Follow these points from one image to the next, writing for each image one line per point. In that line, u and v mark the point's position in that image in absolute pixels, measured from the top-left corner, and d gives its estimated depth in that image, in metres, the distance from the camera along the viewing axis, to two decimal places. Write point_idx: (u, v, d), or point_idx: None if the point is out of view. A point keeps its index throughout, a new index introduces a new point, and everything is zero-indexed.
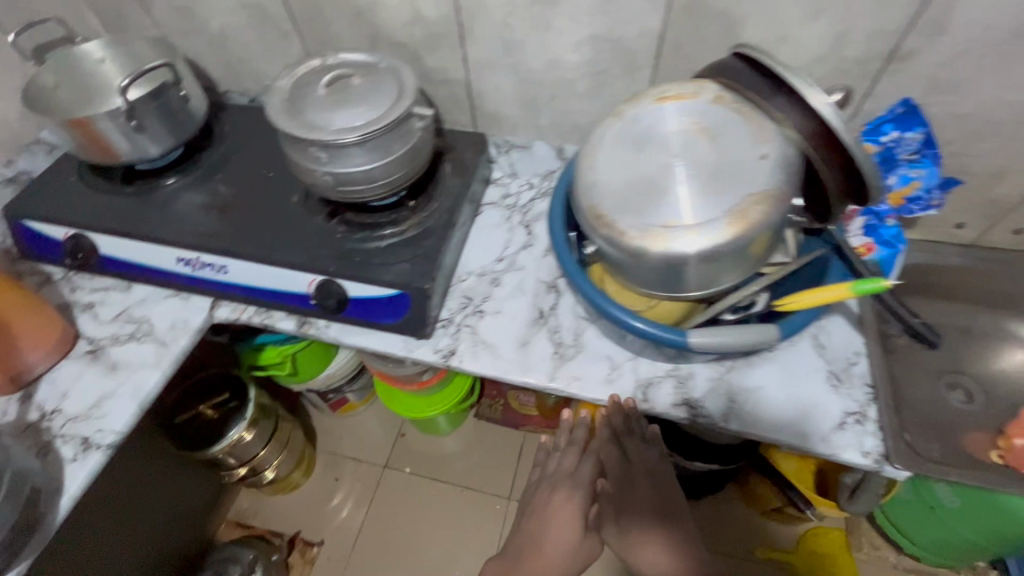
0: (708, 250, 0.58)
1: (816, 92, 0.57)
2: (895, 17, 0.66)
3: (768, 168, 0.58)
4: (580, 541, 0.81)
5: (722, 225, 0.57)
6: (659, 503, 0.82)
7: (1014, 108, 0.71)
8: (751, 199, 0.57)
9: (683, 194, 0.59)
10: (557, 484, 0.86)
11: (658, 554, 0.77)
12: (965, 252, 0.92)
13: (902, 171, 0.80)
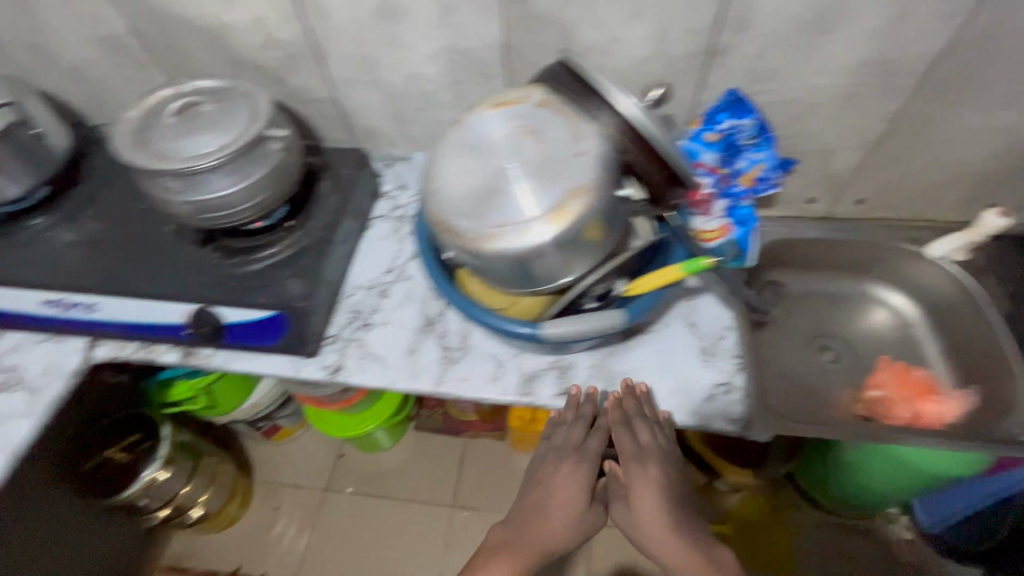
0: (535, 246, 0.61)
1: (624, 97, 0.63)
2: (702, 15, 0.71)
3: (586, 164, 0.62)
4: (584, 513, 0.80)
5: (546, 222, 0.61)
6: (670, 491, 0.77)
7: (825, 91, 0.78)
8: (570, 196, 0.61)
9: (512, 194, 0.62)
10: (564, 459, 0.81)
11: (664, 546, 0.74)
12: (817, 226, 1.01)
13: (747, 154, 0.85)
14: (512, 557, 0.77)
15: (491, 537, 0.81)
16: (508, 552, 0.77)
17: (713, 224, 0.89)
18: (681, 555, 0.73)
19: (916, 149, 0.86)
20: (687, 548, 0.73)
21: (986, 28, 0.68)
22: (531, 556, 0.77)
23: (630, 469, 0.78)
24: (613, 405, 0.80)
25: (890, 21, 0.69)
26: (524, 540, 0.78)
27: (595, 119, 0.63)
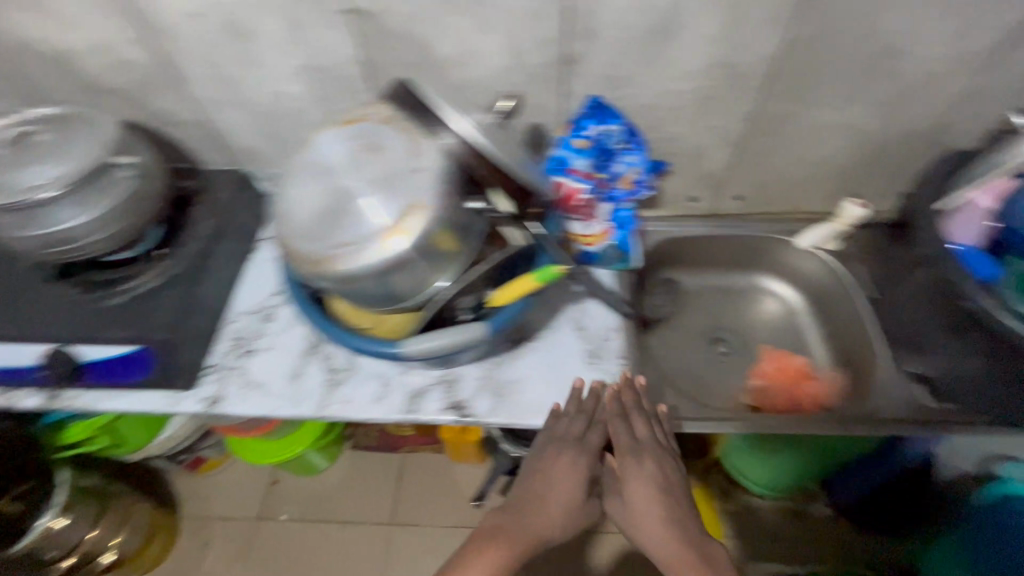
0: (375, 265, 0.61)
1: (457, 117, 0.62)
2: (550, 27, 0.72)
3: (423, 180, 0.62)
4: (581, 506, 0.73)
5: (383, 241, 0.61)
6: (667, 486, 0.73)
7: (681, 95, 0.81)
8: (407, 213, 0.61)
9: (352, 213, 0.62)
10: (562, 449, 0.75)
11: (664, 540, 0.69)
12: (703, 224, 1.04)
13: (623, 158, 0.87)
14: (504, 548, 0.68)
15: (480, 526, 0.72)
16: (499, 540, 0.69)
17: (595, 228, 0.91)
18: (680, 552, 0.68)
19: (778, 146, 0.90)
20: (687, 545, 0.68)
21: (815, 31, 0.71)
22: (522, 551, 0.69)
23: (627, 463, 0.74)
24: (612, 398, 0.79)
25: (725, 27, 0.71)
26: (520, 527, 0.70)
27: (433, 139, 0.63)
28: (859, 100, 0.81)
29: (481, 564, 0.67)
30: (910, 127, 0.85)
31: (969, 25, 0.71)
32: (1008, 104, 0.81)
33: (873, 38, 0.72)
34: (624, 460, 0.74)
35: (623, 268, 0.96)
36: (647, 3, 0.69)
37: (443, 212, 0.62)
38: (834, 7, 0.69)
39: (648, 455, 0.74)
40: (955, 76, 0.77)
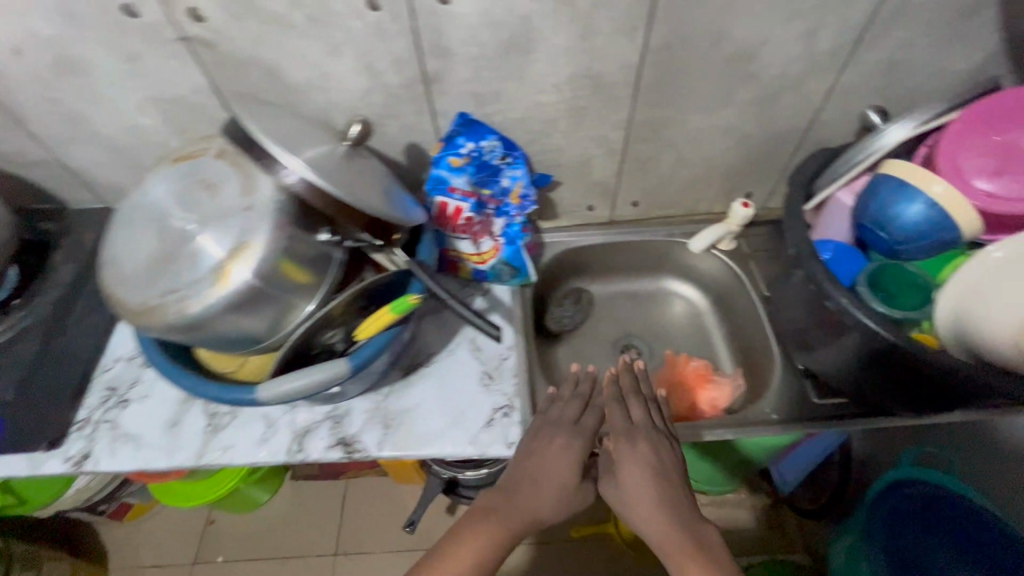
0: (206, 311, 0.58)
1: (285, 153, 0.58)
2: (401, 46, 0.70)
3: (253, 218, 0.59)
4: (574, 488, 0.67)
5: (211, 285, 0.58)
6: (663, 471, 0.66)
7: (553, 107, 0.80)
8: (237, 254, 0.58)
9: (178, 258, 0.58)
10: (555, 432, 0.71)
11: (657, 523, 0.61)
12: (603, 232, 1.04)
13: (509, 171, 0.86)
14: (485, 531, 0.62)
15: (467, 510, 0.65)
16: (482, 524, 0.63)
17: (484, 245, 0.89)
18: (673, 538, 0.60)
19: (661, 152, 0.89)
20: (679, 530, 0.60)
21: (669, 38, 0.71)
22: (507, 535, 0.63)
23: (622, 444, 0.68)
24: (610, 380, 0.76)
25: (580, 38, 0.70)
26: (510, 509, 0.64)
27: (266, 173, 0.59)
28: (729, 103, 0.81)
29: (456, 554, 0.60)
30: (784, 126, 0.86)
31: (819, 25, 0.71)
32: (871, 100, 0.82)
33: (729, 41, 0.72)
34: (619, 440, 0.69)
35: (518, 284, 0.95)
36: (495, 19, 0.67)
37: (290, 248, 0.60)
38: (684, 13, 0.68)
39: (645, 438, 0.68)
40: (816, 75, 0.78)
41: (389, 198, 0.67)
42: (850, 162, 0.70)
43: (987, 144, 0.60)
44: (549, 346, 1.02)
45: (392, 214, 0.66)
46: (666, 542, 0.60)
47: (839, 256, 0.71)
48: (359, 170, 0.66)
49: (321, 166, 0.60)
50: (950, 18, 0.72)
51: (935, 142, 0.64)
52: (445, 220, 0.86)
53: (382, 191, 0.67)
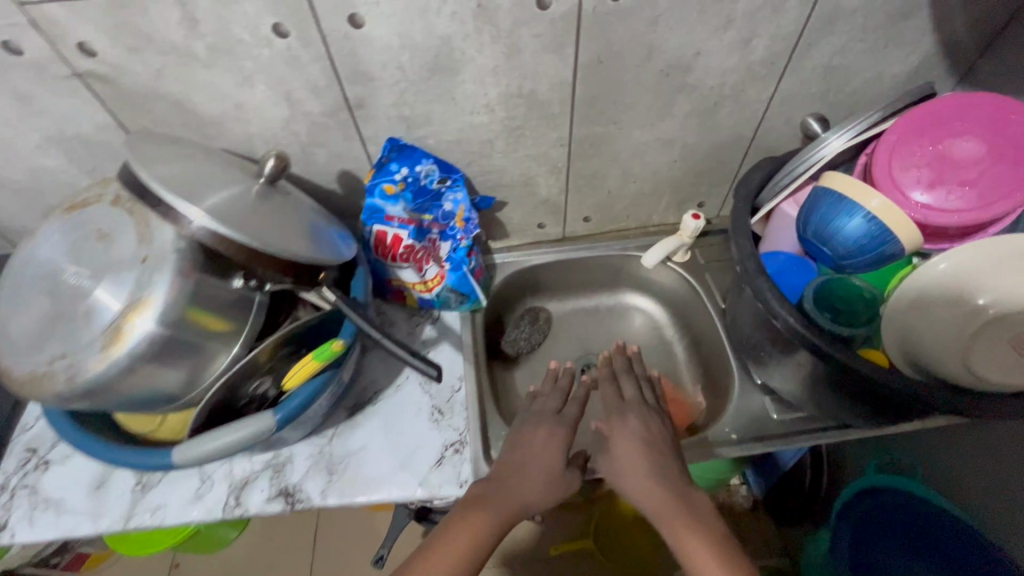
0: (98, 377, 0.53)
1: (182, 201, 0.52)
2: (318, 73, 0.66)
3: (148, 272, 0.54)
4: (562, 474, 0.66)
5: (100, 348, 0.53)
6: (653, 443, 0.66)
7: (488, 128, 0.76)
8: (128, 312, 0.53)
9: (66, 319, 0.54)
10: (539, 423, 0.71)
11: (650, 490, 0.62)
12: (556, 249, 1.01)
13: (450, 195, 0.82)
14: (480, 516, 0.59)
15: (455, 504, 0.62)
16: (475, 510, 0.60)
17: (427, 273, 0.85)
18: (667, 502, 0.60)
19: (606, 167, 0.87)
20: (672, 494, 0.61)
21: (600, 52, 0.68)
22: (501, 521, 0.60)
23: (613, 419, 0.70)
24: (602, 365, 0.79)
25: (507, 57, 0.67)
26: (498, 500, 0.61)
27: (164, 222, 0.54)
28: (670, 115, 0.79)
29: (449, 547, 0.57)
30: (729, 135, 0.84)
31: (752, 35, 0.69)
32: (813, 105, 0.81)
33: (662, 54, 0.70)
34: (610, 419, 0.70)
35: (468, 309, 0.91)
36: (414, 41, 0.64)
37: (202, 299, 0.57)
38: (613, 28, 0.65)
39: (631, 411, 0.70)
40: (755, 84, 0.76)
41: (310, 237, 0.63)
42: (794, 172, 0.68)
43: (924, 152, 0.58)
44: (507, 370, 0.98)
45: (314, 255, 0.61)
46: (660, 506, 0.60)
47: (785, 269, 0.69)
48: (274, 209, 0.61)
49: (228, 211, 0.55)
50: (883, 22, 0.70)
51: (873, 150, 0.62)
52: (385, 249, 0.82)
53: (303, 230, 0.63)
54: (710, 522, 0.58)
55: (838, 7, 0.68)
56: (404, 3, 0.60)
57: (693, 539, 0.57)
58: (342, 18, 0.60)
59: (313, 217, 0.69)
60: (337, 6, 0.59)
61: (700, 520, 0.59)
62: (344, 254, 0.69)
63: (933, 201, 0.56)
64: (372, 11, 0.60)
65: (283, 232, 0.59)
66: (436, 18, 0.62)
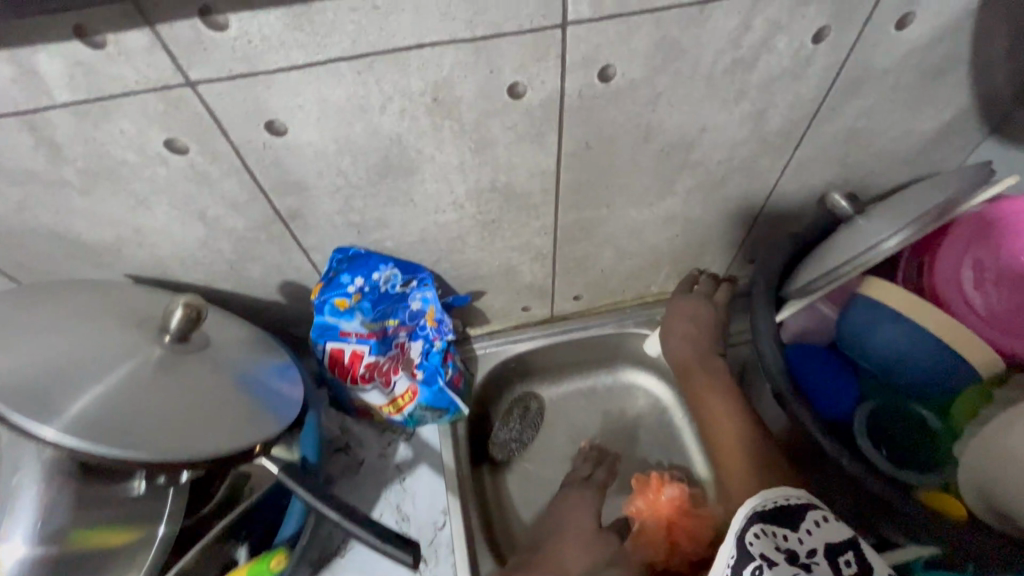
0: None
1: (37, 421, 0.39)
2: (235, 188, 0.52)
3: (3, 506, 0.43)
4: (595, 533, 0.70)
5: None
6: (699, 320, 0.76)
7: (458, 224, 0.63)
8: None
9: None
10: (567, 491, 0.76)
11: (683, 355, 0.73)
12: (544, 331, 0.88)
13: (417, 294, 0.68)
14: None
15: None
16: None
17: (396, 390, 0.70)
18: (690, 358, 0.73)
19: (598, 248, 0.74)
20: (700, 357, 0.73)
21: (587, 139, 0.56)
22: None
23: (670, 315, 0.78)
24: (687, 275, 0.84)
25: (475, 153, 0.54)
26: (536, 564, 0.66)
27: (18, 442, 0.44)
28: (671, 193, 0.67)
29: None
30: (738, 205, 0.72)
31: (767, 105, 0.58)
32: (835, 169, 0.70)
33: (662, 134, 0.58)
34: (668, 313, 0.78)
35: (448, 421, 0.77)
36: (356, 144, 0.50)
37: (98, 513, 0.45)
38: (603, 112, 0.53)
39: (686, 301, 0.78)
40: (768, 153, 0.64)
41: (234, 412, 0.48)
42: (831, 278, 0.56)
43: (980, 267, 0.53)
44: (498, 478, 0.84)
45: (246, 434, 0.47)
46: (687, 365, 0.73)
47: (826, 397, 0.58)
48: (175, 392, 0.46)
49: (107, 422, 0.41)
50: (916, 81, 0.60)
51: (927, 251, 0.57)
52: (343, 369, 0.69)
53: (231, 399, 0.49)
54: (721, 379, 0.71)
55: (868, 69, 0.57)
56: (338, 104, 0.46)
57: (710, 390, 0.69)
58: (257, 127, 0.46)
59: (236, 371, 0.54)
60: (249, 115, 0.45)
61: (717, 378, 0.71)
62: (288, 414, 0.54)
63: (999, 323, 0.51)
64: (297, 116, 0.46)
65: (194, 423, 0.45)
66: (382, 117, 0.48)
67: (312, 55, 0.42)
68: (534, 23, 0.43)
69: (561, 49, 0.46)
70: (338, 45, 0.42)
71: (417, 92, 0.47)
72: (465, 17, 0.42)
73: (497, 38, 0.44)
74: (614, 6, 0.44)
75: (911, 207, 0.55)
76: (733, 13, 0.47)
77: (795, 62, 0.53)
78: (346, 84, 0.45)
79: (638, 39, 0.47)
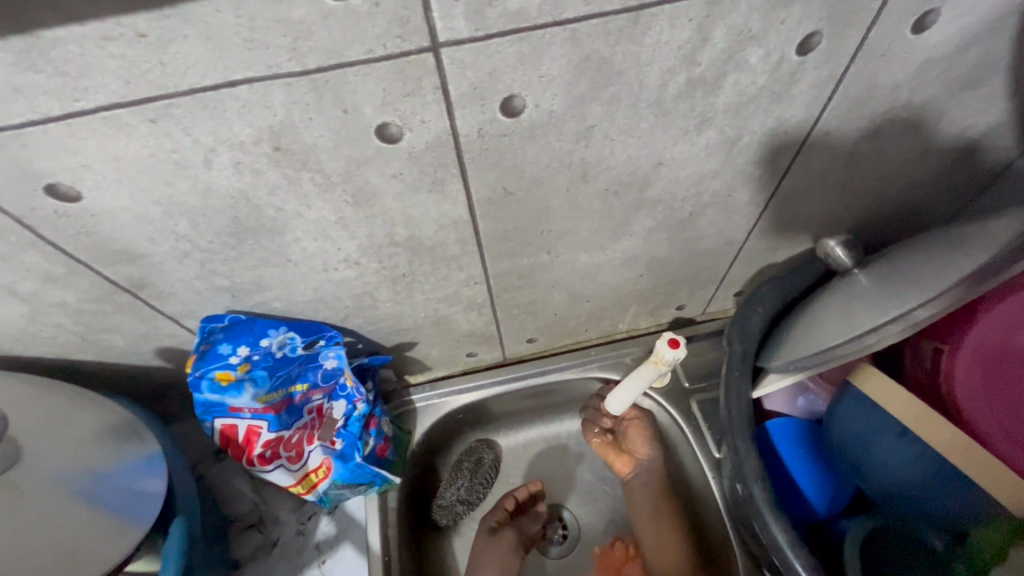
0: None
1: None
2: (41, 260, 0.40)
3: None
4: (498, 549, 0.68)
5: None
6: (640, 441, 0.72)
7: (360, 281, 0.51)
8: None
9: None
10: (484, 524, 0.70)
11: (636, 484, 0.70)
12: (496, 378, 0.75)
13: (328, 354, 0.57)
14: None
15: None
16: None
17: (303, 465, 0.59)
18: (647, 505, 0.69)
19: (545, 293, 0.62)
20: (653, 499, 0.69)
21: (503, 183, 0.43)
22: None
23: (638, 453, 0.71)
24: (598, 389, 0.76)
25: (356, 206, 0.42)
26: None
27: None
28: (627, 235, 0.54)
29: None
30: (715, 242, 0.59)
31: (741, 132, 0.44)
32: (838, 200, 0.56)
33: (605, 172, 0.45)
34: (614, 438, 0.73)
35: (377, 492, 0.66)
36: (187, 206, 0.38)
37: None
38: (518, 152, 0.40)
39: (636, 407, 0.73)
40: (748, 187, 0.51)
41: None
42: (822, 361, 0.45)
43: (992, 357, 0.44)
44: (443, 546, 0.74)
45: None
46: (652, 506, 0.69)
47: (818, 480, 0.51)
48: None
49: None
50: (938, 97, 0.46)
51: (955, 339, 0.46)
52: (237, 449, 0.57)
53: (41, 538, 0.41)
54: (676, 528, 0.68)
55: (873, 82, 0.43)
56: (139, 161, 0.34)
57: (666, 540, 0.67)
58: (36, 193, 0.35)
59: (58, 496, 0.44)
60: (14, 179, 0.33)
61: (670, 515, 0.68)
62: (118, 551, 0.43)
63: (1010, 433, 0.41)
64: (87, 178, 0.34)
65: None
66: (212, 173, 0.36)
67: (71, 103, 0.30)
68: (388, 47, 0.31)
69: (439, 79, 0.33)
70: (105, 87, 0.29)
71: (248, 141, 0.34)
72: (283, 44, 0.29)
73: (341, 69, 0.31)
74: (505, 21, 0.31)
75: (928, 271, 0.42)
76: (682, 22, 0.34)
77: (774, 80, 0.40)
78: (138, 136, 0.32)
79: (549, 61, 0.34)
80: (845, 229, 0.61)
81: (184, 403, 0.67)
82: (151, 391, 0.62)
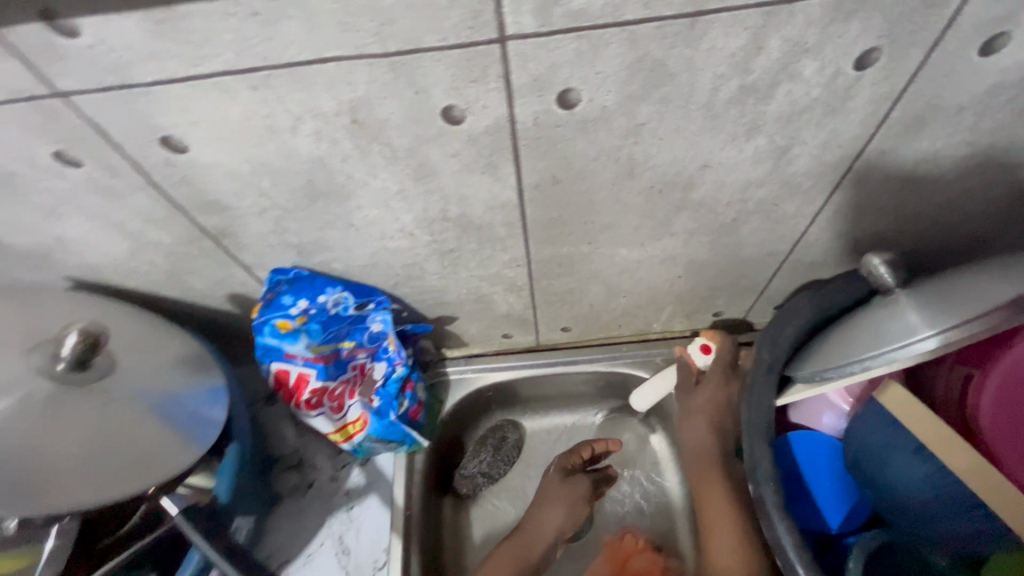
0: None
1: None
2: (147, 202, 0.47)
3: None
4: (566, 485, 0.70)
5: None
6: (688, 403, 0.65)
7: (411, 251, 0.55)
8: None
9: None
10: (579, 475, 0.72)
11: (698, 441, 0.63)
12: (528, 361, 0.78)
13: (376, 316, 0.63)
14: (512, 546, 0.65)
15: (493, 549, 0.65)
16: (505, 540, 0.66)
17: (344, 415, 0.63)
18: (702, 446, 0.62)
19: (584, 283, 0.64)
20: (720, 450, 0.62)
21: (552, 172, 0.46)
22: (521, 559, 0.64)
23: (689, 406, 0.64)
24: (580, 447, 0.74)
25: (416, 179, 0.46)
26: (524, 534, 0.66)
27: None
28: (668, 235, 0.55)
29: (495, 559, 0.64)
30: (759, 252, 0.59)
31: (791, 142, 0.45)
32: (890, 221, 0.55)
33: (651, 169, 0.46)
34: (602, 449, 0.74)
35: (406, 451, 0.71)
36: (273, 166, 0.43)
37: None
38: (570, 143, 0.43)
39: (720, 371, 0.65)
40: (795, 198, 0.51)
41: (63, 476, 0.45)
42: (852, 372, 0.46)
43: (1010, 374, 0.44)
44: (459, 513, 0.78)
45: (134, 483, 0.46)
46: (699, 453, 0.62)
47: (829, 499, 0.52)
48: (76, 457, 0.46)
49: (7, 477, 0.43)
50: (1006, 123, 0.45)
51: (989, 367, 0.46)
52: (287, 392, 0.62)
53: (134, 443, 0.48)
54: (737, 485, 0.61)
55: (936, 103, 0.43)
56: (238, 123, 0.39)
57: (714, 489, 0.60)
58: (152, 143, 0.41)
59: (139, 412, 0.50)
60: (137, 130, 0.40)
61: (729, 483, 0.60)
62: (171, 471, 0.48)
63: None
64: (194, 134, 0.40)
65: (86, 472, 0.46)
66: (296, 139, 0.41)
67: (193, 67, 0.35)
68: (460, 36, 0.34)
69: (503, 69, 0.36)
70: (219, 56, 0.35)
71: (330, 113, 0.39)
72: (371, 28, 0.33)
73: (417, 54, 0.35)
74: (569, 18, 0.34)
75: (970, 294, 0.42)
76: (738, 30, 0.36)
77: (829, 93, 0.41)
78: (241, 101, 0.38)
79: (606, 59, 0.36)
80: (896, 253, 0.59)
81: (244, 348, 0.74)
82: (219, 331, 0.69)
